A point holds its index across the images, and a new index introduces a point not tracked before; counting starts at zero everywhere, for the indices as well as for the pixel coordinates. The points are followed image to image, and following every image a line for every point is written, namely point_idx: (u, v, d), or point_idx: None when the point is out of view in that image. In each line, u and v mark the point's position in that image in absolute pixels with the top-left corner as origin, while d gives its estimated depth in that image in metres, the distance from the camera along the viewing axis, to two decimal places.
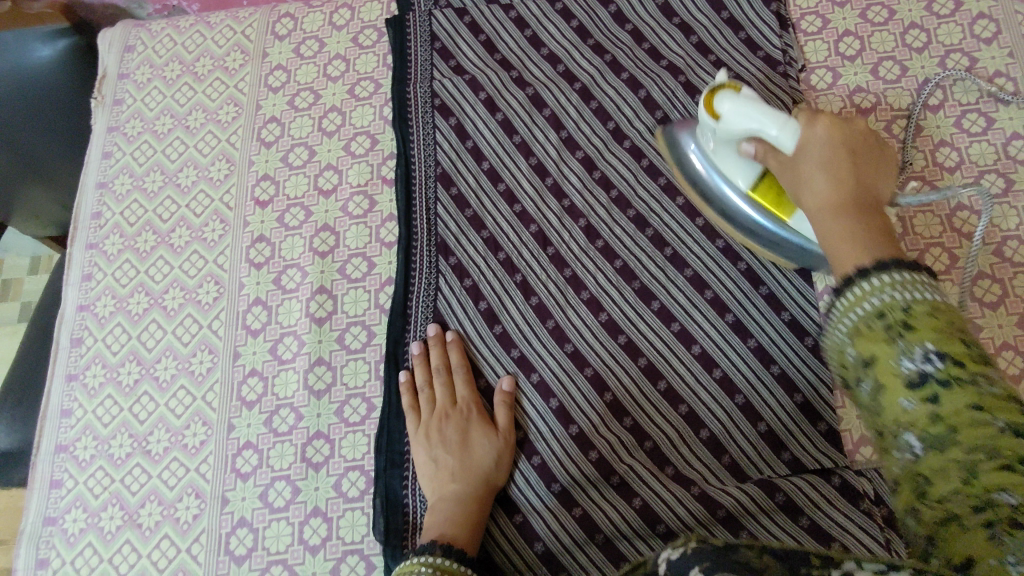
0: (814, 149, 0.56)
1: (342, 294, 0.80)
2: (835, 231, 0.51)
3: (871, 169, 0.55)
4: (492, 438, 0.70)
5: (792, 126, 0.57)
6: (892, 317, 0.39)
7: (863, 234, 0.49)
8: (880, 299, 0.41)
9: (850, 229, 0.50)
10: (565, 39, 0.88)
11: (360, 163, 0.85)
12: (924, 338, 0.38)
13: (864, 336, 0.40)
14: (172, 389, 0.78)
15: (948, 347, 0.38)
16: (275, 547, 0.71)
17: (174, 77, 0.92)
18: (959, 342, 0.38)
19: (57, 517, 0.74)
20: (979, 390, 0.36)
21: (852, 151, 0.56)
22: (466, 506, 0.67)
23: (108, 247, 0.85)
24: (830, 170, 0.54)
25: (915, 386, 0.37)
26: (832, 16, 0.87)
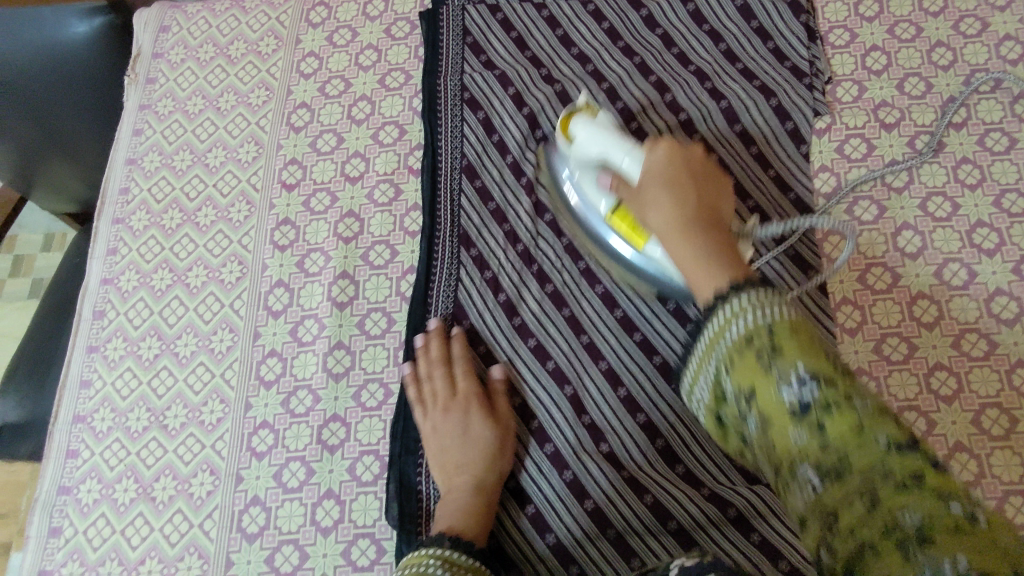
0: (654, 172, 0.62)
1: (364, 281, 0.80)
2: (681, 251, 0.56)
3: (711, 194, 0.61)
4: (491, 427, 0.71)
5: (635, 158, 0.65)
6: (760, 343, 0.45)
7: (711, 254, 0.55)
8: (743, 327, 0.46)
9: (694, 250, 0.56)
10: (595, 39, 0.88)
11: (387, 152, 0.86)
12: (798, 361, 0.43)
13: (738, 357, 0.46)
14: (191, 365, 0.78)
15: (822, 370, 0.42)
16: (287, 527, 0.71)
17: (207, 59, 0.93)
18: (829, 366, 0.43)
19: (72, 486, 0.75)
20: (854, 410, 0.41)
21: (692, 168, 0.63)
22: (476, 498, 0.67)
23: (134, 223, 0.86)
24: (669, 194, 0.60)
25: (800, 413, 0.42)
26: (861, 30, 0.87)
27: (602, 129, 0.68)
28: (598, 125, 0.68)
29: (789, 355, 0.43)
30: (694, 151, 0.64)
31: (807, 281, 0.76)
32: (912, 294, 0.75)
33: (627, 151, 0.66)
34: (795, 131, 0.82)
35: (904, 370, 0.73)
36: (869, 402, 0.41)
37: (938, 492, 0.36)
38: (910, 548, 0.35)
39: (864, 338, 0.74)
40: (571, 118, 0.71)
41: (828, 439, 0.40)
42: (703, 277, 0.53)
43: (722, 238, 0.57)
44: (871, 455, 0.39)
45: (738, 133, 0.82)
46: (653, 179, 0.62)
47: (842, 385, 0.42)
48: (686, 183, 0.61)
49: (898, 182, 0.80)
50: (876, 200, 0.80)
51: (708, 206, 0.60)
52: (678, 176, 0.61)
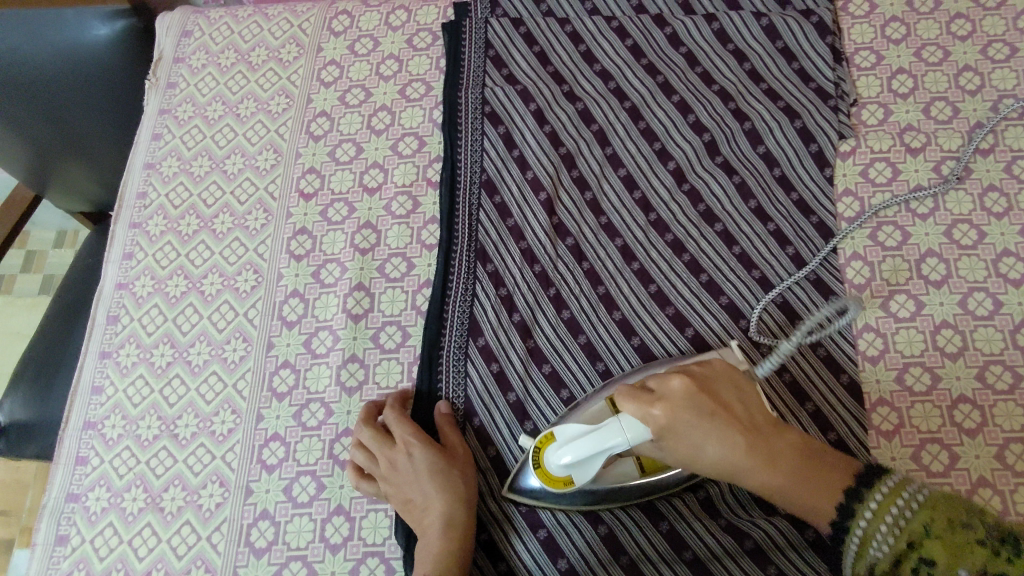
0: (674, 428, 0.57)
1: (379, 293, 0.79)
2: (773, 486, 0.57)
3: (730, 403, 0.59)
4: (429, 452, 0.69)
5: (633, 434, 0.58)
6: (914, 561, 0.52)
7: (810, 478, 0.57)
8: (884, 548, 0.53)
9: (795, 485, 0.57)
10: (619, 56, 0.88)
11: (406, 164, 0.86)
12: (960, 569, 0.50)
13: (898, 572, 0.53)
14: (203, 373, 0.78)
15: (985, 567, 0.49)
16: (296, 542, 0.70)
17: (228, 65, 0.93)
18: (990, 554, 0.49)
19: (80, 494, 0.74)
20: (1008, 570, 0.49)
21: (707, 405, 0.58)
22: (450, 531, 0.65)
23: (151, 228, 0.85)
24: (711, 442, 0.57)
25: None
26: (888, 53, 0.86)
27: (580, 437, 0.61)
28: (574, 440, 0.61)
29: (951, 567, 0.50)
30: (676, 387, 0.59)
31: (828, 307, 0.75)
32: (935, 323, 0.74)
33: (619, 431, 0.59)
34: (819, 154, 0.81)
35: (927, 401, 0.71)
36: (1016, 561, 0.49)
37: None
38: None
39: (887, 367, 0.73)
40: (543, 457, 0.64)
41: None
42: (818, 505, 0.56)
43: (783, 439, 0.58)
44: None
45: (761, 155, 0.81)
46: (675, 431, 0.57)
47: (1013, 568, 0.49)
48: (722, 422, 0.57)
49: (923, 209, 0.79)
50: (901, 226, 0.78)
51: (738, 415, 0.58)
52: (695, 412, 0.57)
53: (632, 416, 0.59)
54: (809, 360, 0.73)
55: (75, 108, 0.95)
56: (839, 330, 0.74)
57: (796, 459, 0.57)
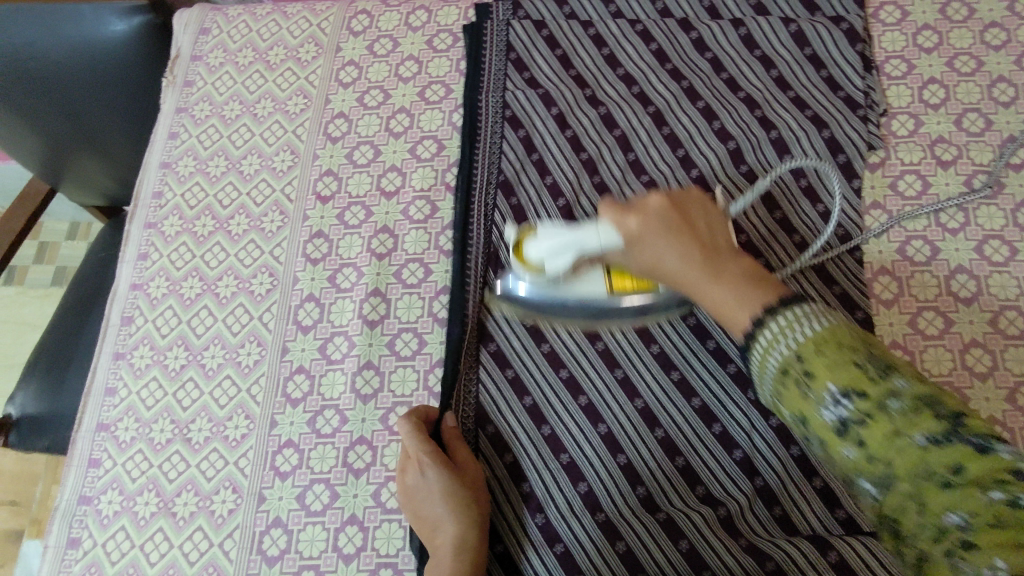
0: (635, 236, 0.55)
1: (396, 299, 0.78)
2: (713, 297, 0.52)
3: (699, 224, 0.55)
4: (441, 471, 0.67)
5: (603, 233, 0.57)
6: (794, 374, 0.45)
7: (747, 290, 0.50)
8: (777, 358, 0.46)
9: (726, 294, 0.51)
10: (643, 60, 0.86)
11: (424, 167, 0.84)
12: (829, 382, 0.43)
13: (784, 389, 0.46)
14: (217, 377, 0.77)
15: (852, 383, 0.42)
16: (309, 551, 0.70)
17: (246, 64, 0.92)
18: (859, 373, 0.43)
19: (93, 496, 0.73)
20: (889, 413, 0.41)
21: (671, 218, 0.55)
22: (460, 553, 0.65)
23: (166, 228, 0.84)
24: (667, 244, 0.54)
25: (842, 433, 0.43)
26: (919, 61, 0.84)
27: (556, 234, 0.61)
28: (548, 237, 0.62)
29: (821, 380, 0.43)
30: (652, 201, 0.56)
31: (854, 322, 0.73)
32: (965, 342, 0.72)
33: (595, 235, 0.58)
34: (846, 165, 0.79)
35: None
36: (900, 397, 0.41)
37: (972, 485, 0.39)
38: (955, 556, 0.39)
39: None
40: (522, 246, 0.65)
41: (872, 452, 0.41)
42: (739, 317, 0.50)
43: (734, 261, 0.53)
44: (910, 458, 0.40)
45: (787, 165, 0.80)
46: (641, 242, 0.55)
47: (875, 389, 0.42)
48: (679, 236, 0.54)
49: (953, 223, 0.77)
50: (930, 240, 0.76)
51: (701, 233, 0.55)
52: (658, 224, 0.54)
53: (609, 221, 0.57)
54: None
55: (94, 104, 0.92)
56: None
57: (740, 276, 0.52)
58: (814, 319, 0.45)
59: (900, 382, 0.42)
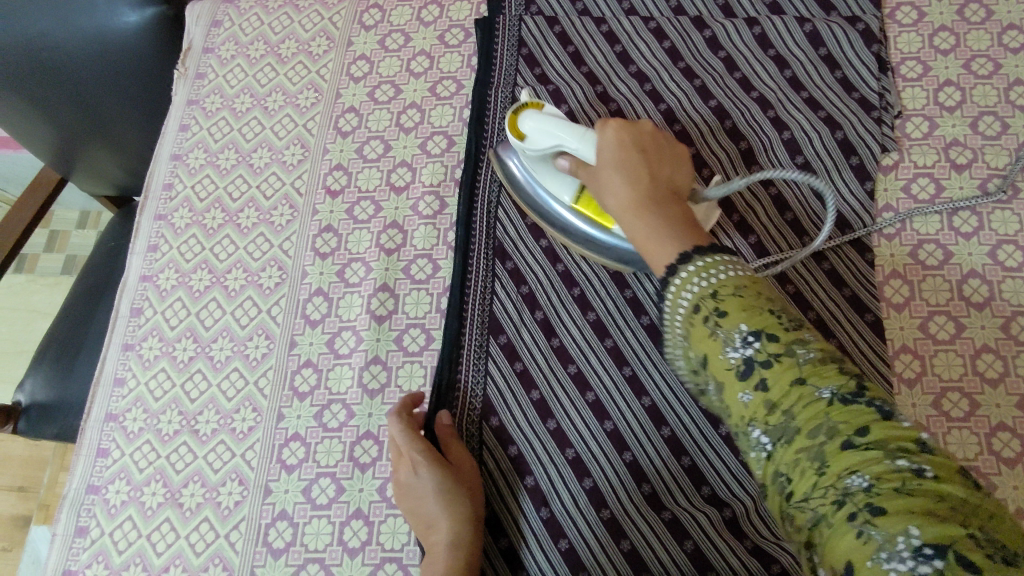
0: (605, 152, 0.59)
1: (404, 295, 0.78)
2: (641, 227, 0.53)
3: (670, 167, 0.58)
4: (434, 471, 0.66)
5: (586, 139, 0.62)
6: (705, 309, 0.45)
7: (670, 226, 0.51)
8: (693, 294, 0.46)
9: (652, 226, 0.52)
10: (655, 58, 0.86)
11: (434, 163, 0.84)
12: (741, 322, 0.43)
13: (690, 321, 0.46)
14: (225, 370, 0.77)
15: (764, 326, 0.42)
16: (314, 545, 0.70)
17: (257, 57, 0.92)
18: (771, 319, 0.43)
19: (101, 486, 0.74)
20: (795, 360, 0.41)
21: (641, 145, 0.59)
22: (455, 552, 0.64)
23: (176, 220, 0.85)
24: (622, 171, 0.57)
25: (744, 373, 0.42)
26: (935, 63, 0.84)
27: (552, 119, 0.66)
28: (547, 117, 0.66)
29: (733, 316, 0.43)
30: (642, 125, 0.61)
31: (864, 325, 0.73)
32: (976, 347, 0.72)
33: (577, 137, 0.63)
34: (860, 167, 0.78)
35: (964, 428, 0.69)
36: (809, 349, 0.42)
37: (875, 447, 0.38)
38: (860, 522, 0.36)
39: (924, 391, 0.71)
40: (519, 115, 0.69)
41: (773, 395, 0.41)
42: (657, 250, 0.50)
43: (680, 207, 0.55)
44: (810, 406, 0.40)
45: (799, 166, 0.79)
46: (605, 157, 0.59)
47: (787, 337, 0.42)
48: (635, 161, 0.57)
49: (967, 227, 0.76)
50: (943, 244, 0.76)
51: (665, 176, 0.57)
52: (630, 150, 0.58)
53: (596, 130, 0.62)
54: None
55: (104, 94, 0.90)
56: (875, 349, 0.72)
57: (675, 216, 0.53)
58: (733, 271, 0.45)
59: (810, 337, 0.43)
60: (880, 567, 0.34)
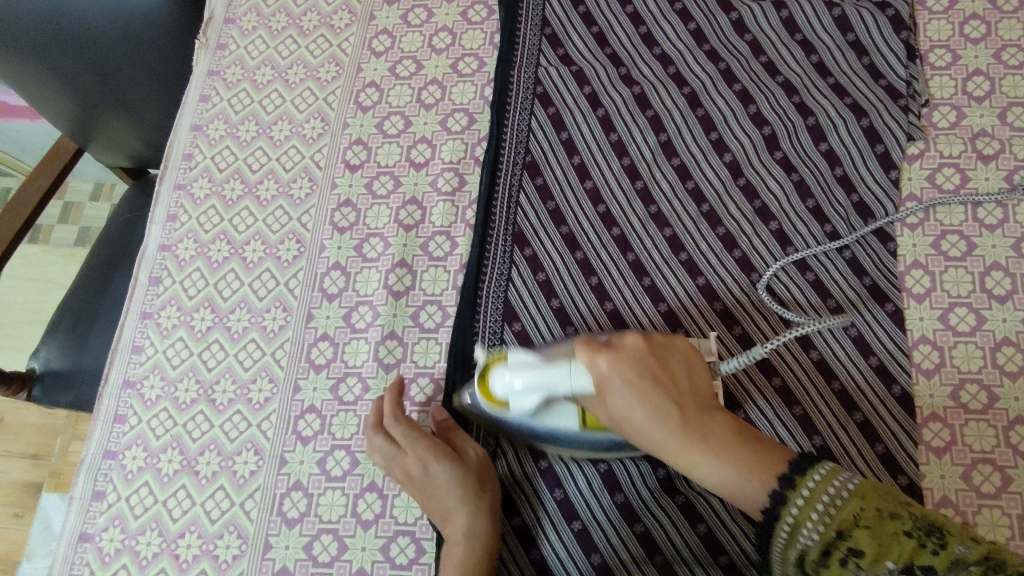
0: (617, 386, 0.54)
1: (422, 271, 0.78)
2: (710, 472, 0.52)
3: (677, 373, 0.56)
4: (450, 464, 0.67)
5: (578, 374, 0.55)
6: (841, 552, 0.46)
7: (745, 459, 0.51)
8: (815, 535, 0.47)
9: (722, 463, 0.52)
10: (679, 41, 0.85)
11: (454, 140, 0.84)
12: (887, 561, 0.44)
13: (825, 565, 0.47)
14: (242, 340, 0.78)
15: (910, 558, 0.44)
16: (328, 515, 0.70)
17: (279, 29, 0.92)
18: (913, 545, 0.44)
19: (118, 451, 0.75)
20: None
21: (652, 372, 0.55)
22: (471, 538, 0.64)
23: (196, 190, 0.85)
24: (653, 406, 0.54)
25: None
26: (965, 52, 0.82)
27: (526, 366, 0.57)
28: (517, 366, 0.58)
29: (875, 559, 0.45)
30: (626, 341, 0.56)
31: (883, 315, 0.73)
32: (996, 340, 0.71)
33: (567, 374, 0.56)
34: (884, 155, 0.78)
35: (982, 420, 0.69)
36: (966, 562, 0.43)
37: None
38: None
39: (941, 382, 0.71)
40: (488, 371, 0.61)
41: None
42: (747, 489, 0.51)
43: (722, 416, 0.55)
44: None
45: (823, 153, 0.78)
46: (620, 395, 0.55)
47: (938, 560, 0.44)
48: (660, 397, 0.54)
49: (991, 219, 0.75)
50: (966, 235, 0.75)
51: (685, 390, 0.55)
52: (642, 377, 0.54)
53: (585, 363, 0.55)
54: (860, 369, 0.71)
55: (124, 64, 0.88)
56: (892, 336, 0.72)
57: (733, 441, 0.53)
58: (836, 484, 0.47)
59: (961, 548, 0.44)
60: None
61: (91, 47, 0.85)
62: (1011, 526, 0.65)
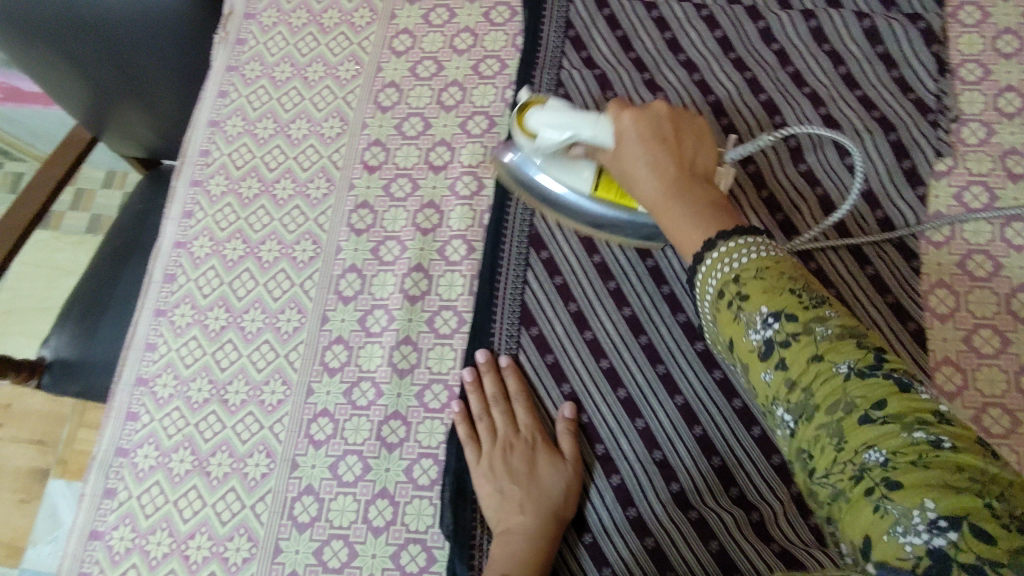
0: (626, 135, 0.59)
1: (438, 276, 0.78)
2: (674, 217, 0.54)
3: (687, 141, 0.58)
4: (561, 468, 0.68)
5: (603, 126, 0.61)
6: (729, 293, 0.46)
7: (704, 211, 0.53)
8: (716, 278, 0.48)
9: (685, 215, 0.53)
10: (705, 47, 0.83)
11: (474, 143, 0.83)
12: (761, 304, 0.44)
13: (718, 305, 0.48)
14: (256, 342, 0.77)
15: (784, 307, 0.43)
16: (339, 521, 0.70)
17: (299, 26, 0.91)
18: (791, 298, 0.43)
19: (130, 449, 0.75)
20: (814, 337, 0.42)
21: (663, 134, 0.58)
22: (533, 545, 0.63)
23: (212, 187, 0.84)
24: (647, 159, 0.57)
25: (767, 355, 0.44)
26: (996, 67, 0.81)
27: (563, 111, 0.64)
28: (557, 109, 0.64)
29: (753, 299, 0.44)
30: (653, 108, 0.59)
31: (905, 334, 0.71)
32: (1020, 363, 0.70)
33: (596, 125, 0.61)
34: (911, 171, 0.76)
35: (1004, 445, 0.68)
36: (830, 325, 0.42)
37: (894, 422, 0.38)
38: (877, 497, 0.36)
39: (963, 404, 0.70)
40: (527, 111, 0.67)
41: (794, 373, 0.42)
42: (692, 237, 0.52)
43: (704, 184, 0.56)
44: (831, 383, 0.40)
45: (849, 167, 0.77)
46: (627, 143, 0.58)
47: (807, 316, 0.42)
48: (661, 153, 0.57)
49: (1019, 239, 0.74)
50: (993, 255, 0.74)
51: (684, 154, 0.57)
52: (649, 132, 0.58)
53: (610, 123, 0.60)
54: None
55: (141, 63, 0.87)
56: (914, 358, 0.71)
57: (705, 198, 0.54)
58: (755, 245, 0.47)
59: (832, 314, 0.43)
60: (895, 541, 0.34)
61: (100, 39, 0.84)
62: None
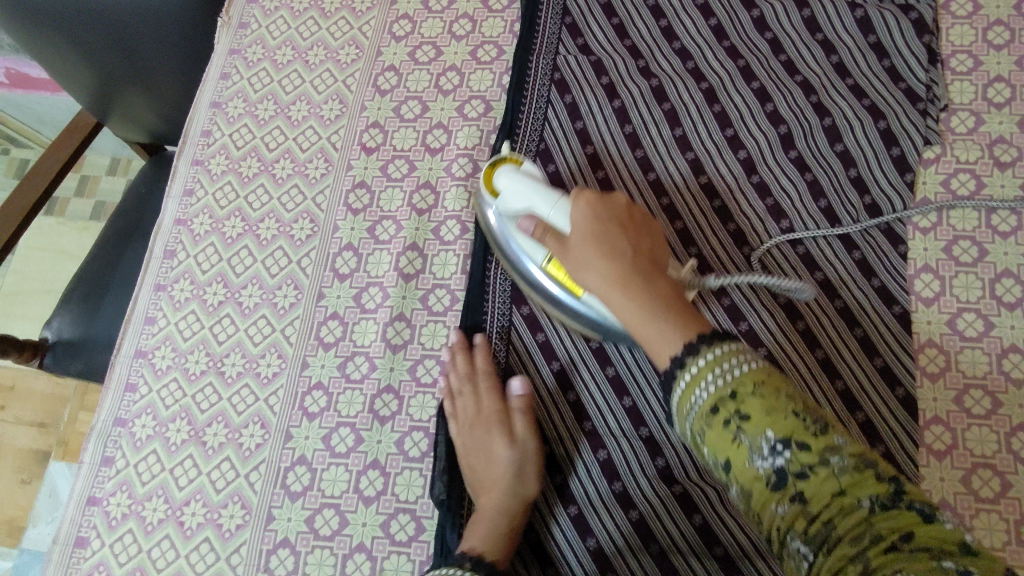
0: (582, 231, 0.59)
1: (432, 255, 0.79)
2: (641, 319, 0.54)
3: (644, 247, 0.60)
4: (511, 447, 0.68)
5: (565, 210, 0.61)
6: (728, 413, 0.47)
7: (668, 319, 0.53)
8: (709, 394, 0.48)
9: (654, 322, 0.54)
10: (700, 36, 0.85)
11: (470, 127, 0.84)
12: (767, 430, 0.45)
13: (709, 423, 0.48)
14: (253, 316, 0.79)
15: (791, 433, 0.44)
16: (330, 490, 0.72)
17: (301, 10, 0.93)
18: (799, 425, 0.44)
19: (128, 419, 0.76)
20: (831, 469, 0.43)
21: (618, 220, 0.60)
22: (498, 520, 0.65)
23: (213, 166, 0.86)
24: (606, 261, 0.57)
25: (779, 484, 0.44)
26: (987, 58, 0.82)
27: (533, 182, 0.64)
28: (525, 177, 0.64)
29: (757, 424, 0.45)
30: (613, 209, 0.61)
31: (890, 316, 0.73)
32: (1003, 346, 0.71)
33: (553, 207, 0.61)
34: (900, 158, 0.77)
35: (984, 425, 0.69)
36: (843, 454, 0.43)
37: (922, 550, 0.39)
38: None
39: (946, 386, 0.71)
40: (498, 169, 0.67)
41: (812, 505, 0.43)
42: (657, 339, 0.53)
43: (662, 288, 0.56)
44: (852, 515, 0.41)
45: (838, 153, 0.78)
46: (587, 238, 0.58)
47: (818, 444, 0.44)
48: (618, 239, 0.58)
49: (1005, 226, 0.75)
50: (979, 241, 0.75)
51: (644, 259, 0.58)
52: (608, 233, 0.59)
53: (569, 198, 0.61)
54: (865, 369, 0.71)
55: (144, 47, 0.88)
56: (898, 339, 0.72)
57: (664, 305, 0.55)
58: (739, 361, 0.48)
59: (839, 440, 0.44)
60: None
61: (105, 25, 0.85)
62: (1008, 532, 0.65)
